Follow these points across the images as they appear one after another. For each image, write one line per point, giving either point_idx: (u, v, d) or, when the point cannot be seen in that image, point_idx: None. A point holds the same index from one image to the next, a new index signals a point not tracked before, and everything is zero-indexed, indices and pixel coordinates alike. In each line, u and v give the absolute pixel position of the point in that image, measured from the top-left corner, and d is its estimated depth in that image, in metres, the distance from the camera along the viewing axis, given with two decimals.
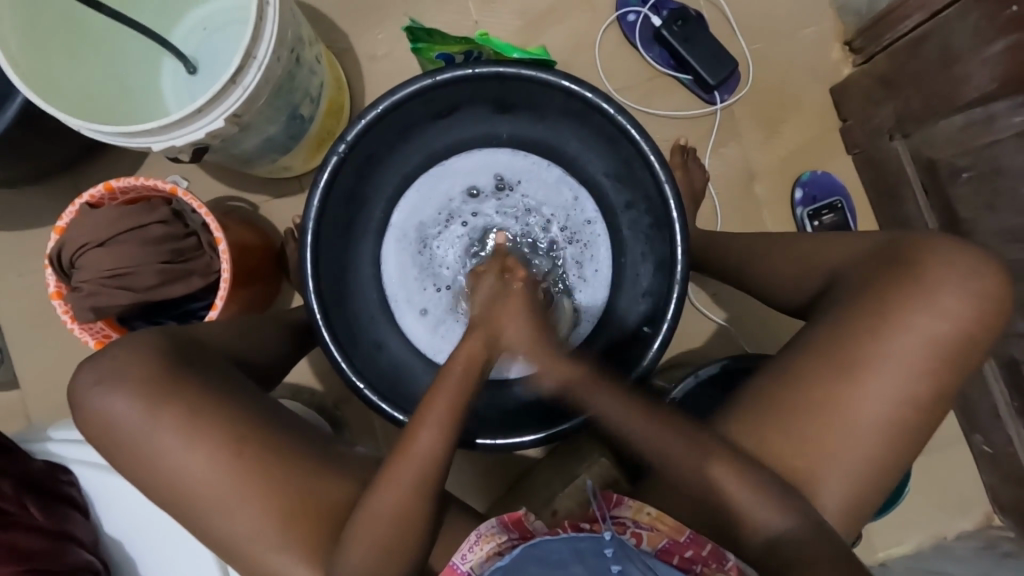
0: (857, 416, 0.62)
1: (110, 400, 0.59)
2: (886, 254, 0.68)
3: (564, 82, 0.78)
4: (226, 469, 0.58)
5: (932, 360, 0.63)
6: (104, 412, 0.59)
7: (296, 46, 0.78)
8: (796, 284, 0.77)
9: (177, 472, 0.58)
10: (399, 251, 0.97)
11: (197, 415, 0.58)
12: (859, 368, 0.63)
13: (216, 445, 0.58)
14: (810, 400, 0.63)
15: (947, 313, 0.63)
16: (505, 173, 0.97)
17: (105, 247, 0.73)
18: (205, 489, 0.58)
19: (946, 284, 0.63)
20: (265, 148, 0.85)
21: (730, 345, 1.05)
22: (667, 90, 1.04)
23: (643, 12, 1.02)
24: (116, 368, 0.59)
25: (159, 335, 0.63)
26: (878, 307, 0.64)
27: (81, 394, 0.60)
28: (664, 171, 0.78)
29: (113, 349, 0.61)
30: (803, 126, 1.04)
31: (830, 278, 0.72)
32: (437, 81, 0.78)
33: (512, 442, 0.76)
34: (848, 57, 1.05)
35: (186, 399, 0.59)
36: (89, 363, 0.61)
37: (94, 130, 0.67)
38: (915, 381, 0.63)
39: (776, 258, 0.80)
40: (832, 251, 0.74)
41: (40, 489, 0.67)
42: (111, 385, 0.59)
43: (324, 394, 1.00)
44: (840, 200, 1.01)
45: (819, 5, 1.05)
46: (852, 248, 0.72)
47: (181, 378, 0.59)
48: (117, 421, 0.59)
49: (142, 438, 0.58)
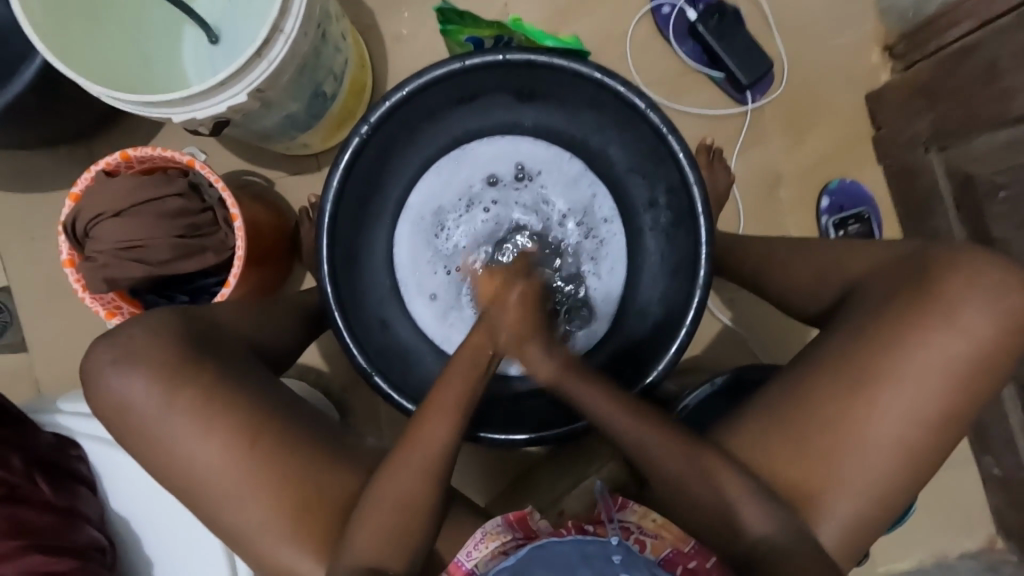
0: (870, 435, 0.61)
1: (127, 379, 0.58)
2: (913, 267, 0.65)
3: (597, 74, 0.75)
4: (239, 455, 0.57)
5: (950, 382, 0.61)
6: (116, 392, 0.58)
7: (323, 21, 0.76)
8: (813, 292, 0.75)
9: (190, 455, 0.57)
10: (413, 235, 0.95)
11: (212, 399, 0.58)
12: (875, 385, 0.61)
13: (232, 431, 0.57)
14: (824, 416, 0.62)
15: (975, 333, 0.61)
16: (526, 162, 0.95)
17: (120, 218, 0.71)
18: (214, 475, 0.57)
19: (972, 302, 0.61)
20: (285, 125, 0.83)
21: (744, 352, 1.04)
22: (697, 86, 1.01)
23: (679, 4, 0.99)
24: (132, 347, 0.58)
25: (177, 314, 0.62)
26: (902, 325, 0.62)
27: (94, 370, 0.59)
28: (693, 173, 0.76)
29: (129, 327, 0.60)
30: (834, 132, 1.02)
31: (850, 288, 0.70)
32: (466, 66, 0.76)
33: (503, 437, 0.76)
34: (887, 63, 1.01)
35: (200, 383, 0.58)
36: (105, 339, 0.60)
37: (115, 97, 0.65)
38: (933, 403, 0.61)
39: (797, 267, 0.79)
40: (856, 261, 0.72)
41: (52, 465, 0.67)
42: (129, 363, 0.58)
43: (331, 376, 0.99)
44: (866, 211, 0.99)
45: (861, 7, 1.01)
46: (874, 259, 0.70)
47: (195, 361, 0.58)
48: (129, 402, 0.58)
49: (156, 419, 0.57)
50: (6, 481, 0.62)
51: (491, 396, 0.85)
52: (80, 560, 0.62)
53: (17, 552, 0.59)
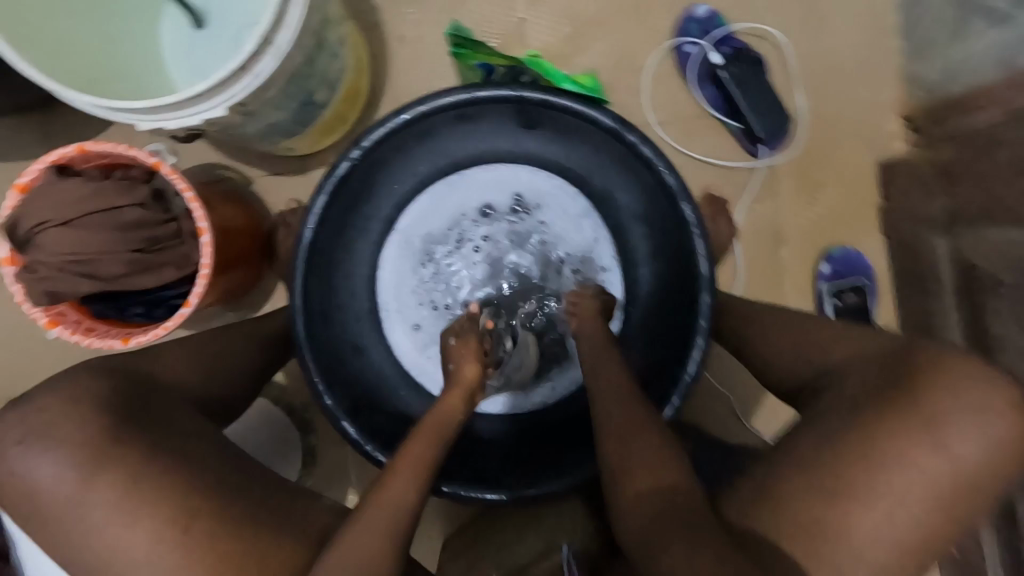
0: (846, 560, 0.52)
1: (40, 460, 0.49)
2: (898, 368, 0.59)
3: (614, 125, 0.71)
4: (173, 548, 0.48)
5: (943, 498, 0.54)
6: (28, 474, 0.49)
7: (321, 29, 0.69)
8: (788, 366, 0.69)
9: (113, 547, 0.48)
10: (398, 259, 0.87)
11: (140, 481, 0.48)
12: (862, 497, 0.53)
13: (166, 519, 0.48)
14: (799, 529, 0.52)
15: (965, 452, 0.55)
16: (525, 195, 0.88)
17: (68, 227, 0.63)
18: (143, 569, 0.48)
19: (958, 420, 0.55)
20: (268, 133, 0.76)
21: (731, 422, 0.96)
22: (712, 133, 0.97)
23: (703, 44, 0.94)
24: (48, 420, 0.50)
25: (103, 374, 0.54)
26: (893, 432, 0.55)
27: (1, 450, 0.50)
28: (702, 241, 0.72)
29: (43, 394, 0.51)
30: (842, 196, 0.99)
31: (827, 375, 0.65)
32: (475, 97, 0.70)
33: (464, 493, 0.72)
34: (905, 133, 0.98)
35: (130, 458, 0.49)
36: (7, 417, 0.51)
37: (74, 97, 0.57)
38: (923, 525, 0.54)
39: (777, 340, 0.71)
40: (840, 347, 0.65)
41: None
42: (39, 444, 0.49)
43: (296, 393, 0.94)
44: (865, 282, 0.97)
45: (885, 71, 0.98)
46: (860, 348, 0.64)
47: (121, 434, 0.50)
48: (42, 492, 0.48)
49: (72, 507, 0.48)
50: None
51: (459, 444, 0.79)
52: None
53: None
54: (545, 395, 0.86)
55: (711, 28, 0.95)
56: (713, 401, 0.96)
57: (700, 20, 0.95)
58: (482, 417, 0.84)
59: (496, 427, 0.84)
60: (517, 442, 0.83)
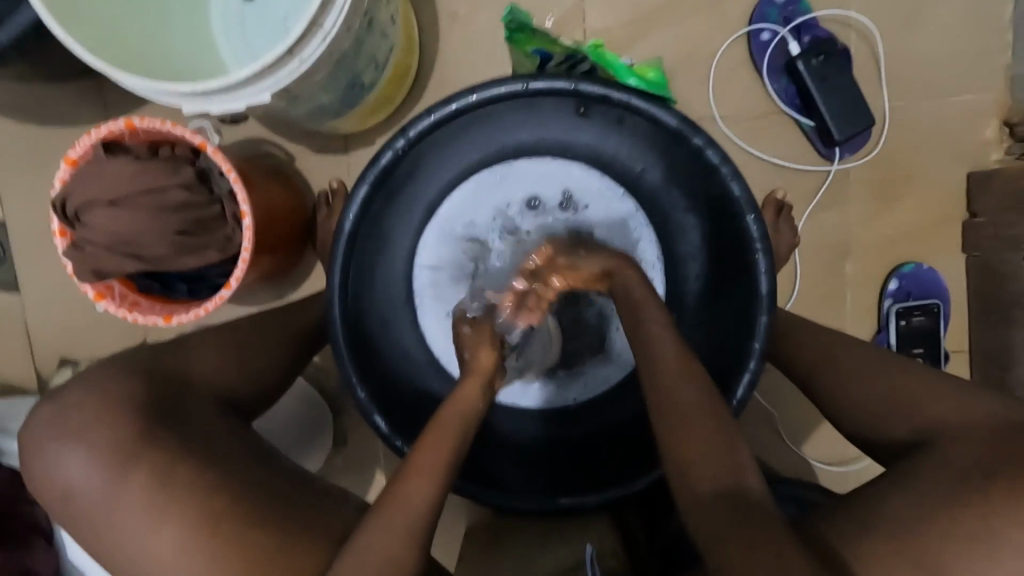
0: None
1: (70, 458, 0.50)
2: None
3: (678, 125, 0.65)
4: (198, 549, 0.47)
5: None
6: (59, 473, 0.50)
7: (371, 7, 0.65)
8: (879, 424, 0.62)
9: (140, 548, 0.48)
10: (438, 248, 0.83)
11: (172, 477, 0.49)
12: None
13: (189, 524, 0.48)
14: None
15: None
16: (574, 191, 0.83)
17: (116, 207, 0.63)
18: (166, 567, 0.48)
19: None
20: (313, 114, 0.73)
21: (774, 441, 0.92)
22: (782, 131, 0.89)
23: (781, 33, 0.85)
24: (81, 418, 0.51)
25: (142, 370, 0.54)
26: None
27: (42, 434, 0.51)
28: (765, 260, 0.67)
29: (85, 383, 0.51)
30: (922, 208, 0.90)
31: (925, 437, 0.58)
32: (529, 88, 0.65)
33: (487, 495, 0.71)
34: (1003, 142, 0.88)
35: (167, 450, 0.50)
36: (55, 397, 0.52)
37: (122, 78, 0.56)
38: None
39: (866, 389, 0.65)
40: (940, 407, 0.59)
41: None
42: (80, 430, 0.50)
43: (329, 374, 0.94)
44: (937, 304, 0.89)
45: (990, 70, 0.87)
46: (967, 412, 0.57)
47: (158, 427, 0.50)
48: (77, 477, 0.49)
49: (106, 494, 0.49)
50: None
51: (481, 437, 0.77)
52: None
53: None
54: (579, 393, 0.82)
55: (792, 14, 0.86)
56: (760, 421, 0.92)
57: (780, 5, 0.86)
58: (515, 410, 0.81)
59: (525, 425, 0.81)
60: (549, 446, 0.80)
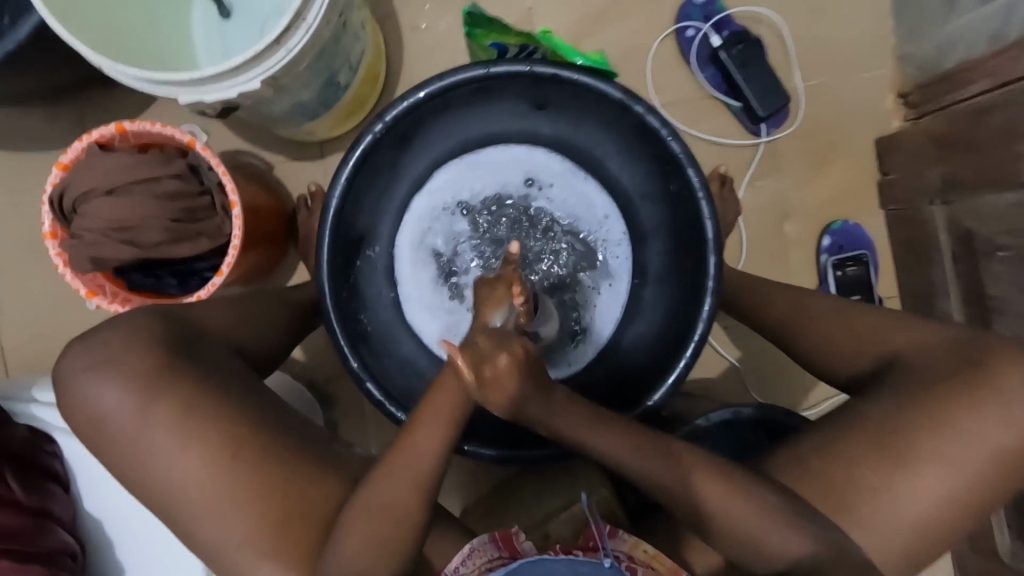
0: (885, 520, 0.55)
1: (96, 391, 0.54)
2: (958, 355, 0.60)
3: (621, 96, 0.73)
4: (220, 470, 0.54)
5: (966, 454, 0.55)
6: (87, 406, 0.55)
7: (345, 11, 0.73)
8: (828, 345, 0.69)
9: (163, 466, 0.54)
10: (417, 237, 0.92)
11: (193, 412, 0.54)
12: (908, 453, 0.56)
13: (212, 445, 0.54)
14: (827, 483, 0.56)
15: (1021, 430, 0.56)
16: (536, 174, 0.93)
17: (113, 196, 0.68)
18: (198, 491, 0.54)
19: (1003, 382, 0.57)
20: (294, 112, 0.80)
21: (738, 390, 0.99)
22: (714, 113, 1.01)
23: (703, 28, 0.98)
24: (113, 351, 0.55)
25: (161, 319, 0.59)
26: (931, 398, 0.57)
27: (69, 378, 0.55)
28: (708, 206, 0.73)
29: (109, 327, 0.57)
30: (841, 173, 1.02)
31: (887, 358, 0.64)
32: (489, 73, 0.73)
33: (479, 453, 0.75)
34: (900, 110, 1.02)
35: (186, 390, 0.55)
36: (79, 344, 0.56)
37: (122, 72, 0.62)
38: (961, 480, 0.55)
39: (825, 320, 0.71)
40: (894, 334, 0.65)
41: (23, 462, 0.63)
42: (106, 371, 0.55)
43: (317, 371, 0.98)
44: (865, 254, 1.00)
45: (881, 52, 1.02)
46: (918, 335, 0.64)
47: (175, 369, 0.55)
48: (105, 415, 0.54)
49: (131, 431, 0.54)
50: None
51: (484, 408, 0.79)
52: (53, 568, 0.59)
53: None
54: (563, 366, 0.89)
55: (711, 13, 0.99)
56: (724, 373, 0.99)
57: (700, 6, 0.99)
58: None
59: None
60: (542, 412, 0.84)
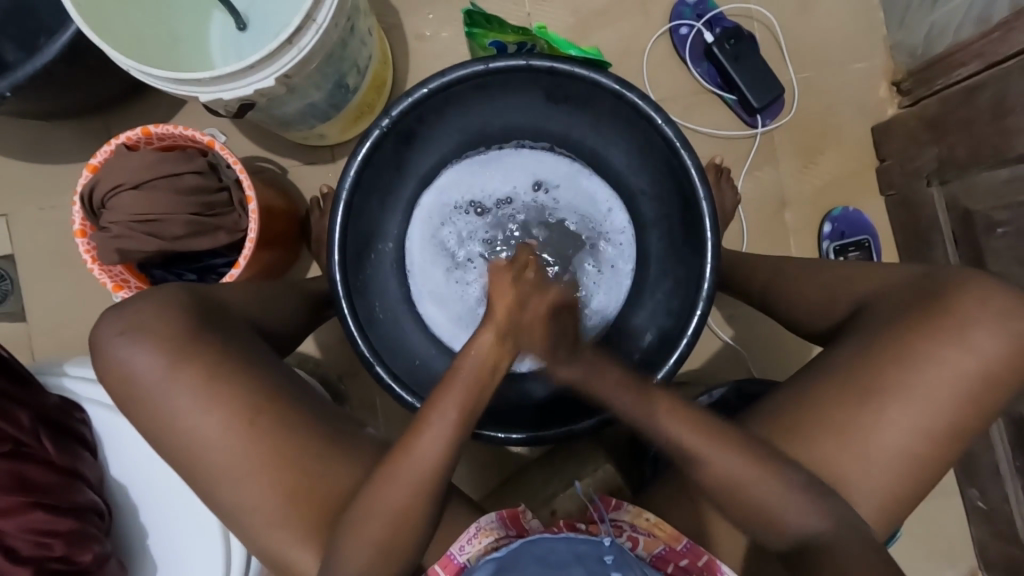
0: (873, 464, 0.57)
1: (128, 355, 0.58)
2: (919, 291, 0.61)
3: (615, 86, 0.76)
4: (238, 435, 0.57)
5: (953, 399, 0.57)
6: (119, 371, 0.58)
7: (353, 15, 0.78)
8: (826, 316, 0.69)
9: (186, 429, 0.57)
10: (424, 230, 0.96)
11: (215, 380, 0.58)
12: (888, 400, 0.57)
13: (233, 411, 0.57)
14: (818, 436, 0.58)
15: (997, 368, 0.57)
16: (543, 178, 0.96)
17: (140, 191, 0.73)
18: (219, 454, 0.57)
19: (985, 326, 0.57)
20: (306, 112, 0.85)
21: (741, 372, 1.00)
22: (710, 107, 1.04)
23: (696, 26, 1.02)
24: (142, 319, 0.59)
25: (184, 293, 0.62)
26: (911, 341, 0.58)
27: (102, 346, 0.59)
28: (703, 187, 0.75)
29: (138, 300, 0.60)
30: (839, 161, 1.04)
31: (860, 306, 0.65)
32: (489, 68, 0.76)
33: (500, 435, 0.70)
34: (894, 97, 1.04)
35: (208, 361, 0.58)
36: (110, 315, 0.60)
37: (148, 74, 0.68)
38: (946, 423, 0.57)
39: (809, 284, 0.72)
40: (870, 282, 0.66)
41: (54, 424, 0.66)
42: (132, 338, 0.58)
43: (329, 365, 1.00)
44: (867, 238, 1.01)
45: (871, 42, 1.04)
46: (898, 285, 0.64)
47: (199, 342, 0.58)
48: (134, 376, 0.58)
49: (157, 395, 0.58)
50: (12, 436, 0.61)
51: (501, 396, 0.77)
52: (80, 521, 0.62)
53: (18, 509, 0.59)
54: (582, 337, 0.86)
55: (703, 11, 1.03)
56: (729, 359, 1.00)
57: (692, 5, 1.03)
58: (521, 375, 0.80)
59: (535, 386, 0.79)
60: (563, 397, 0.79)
